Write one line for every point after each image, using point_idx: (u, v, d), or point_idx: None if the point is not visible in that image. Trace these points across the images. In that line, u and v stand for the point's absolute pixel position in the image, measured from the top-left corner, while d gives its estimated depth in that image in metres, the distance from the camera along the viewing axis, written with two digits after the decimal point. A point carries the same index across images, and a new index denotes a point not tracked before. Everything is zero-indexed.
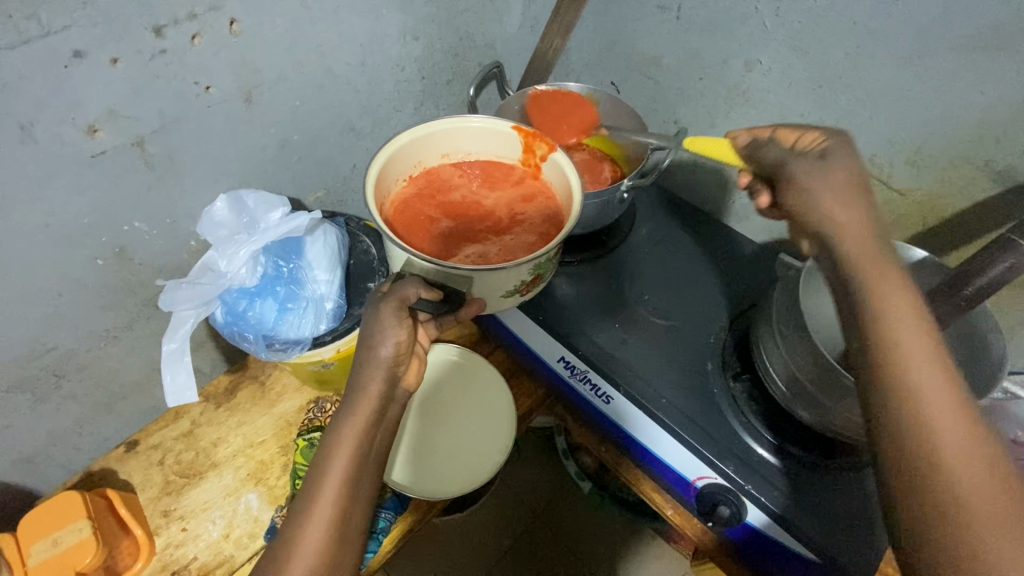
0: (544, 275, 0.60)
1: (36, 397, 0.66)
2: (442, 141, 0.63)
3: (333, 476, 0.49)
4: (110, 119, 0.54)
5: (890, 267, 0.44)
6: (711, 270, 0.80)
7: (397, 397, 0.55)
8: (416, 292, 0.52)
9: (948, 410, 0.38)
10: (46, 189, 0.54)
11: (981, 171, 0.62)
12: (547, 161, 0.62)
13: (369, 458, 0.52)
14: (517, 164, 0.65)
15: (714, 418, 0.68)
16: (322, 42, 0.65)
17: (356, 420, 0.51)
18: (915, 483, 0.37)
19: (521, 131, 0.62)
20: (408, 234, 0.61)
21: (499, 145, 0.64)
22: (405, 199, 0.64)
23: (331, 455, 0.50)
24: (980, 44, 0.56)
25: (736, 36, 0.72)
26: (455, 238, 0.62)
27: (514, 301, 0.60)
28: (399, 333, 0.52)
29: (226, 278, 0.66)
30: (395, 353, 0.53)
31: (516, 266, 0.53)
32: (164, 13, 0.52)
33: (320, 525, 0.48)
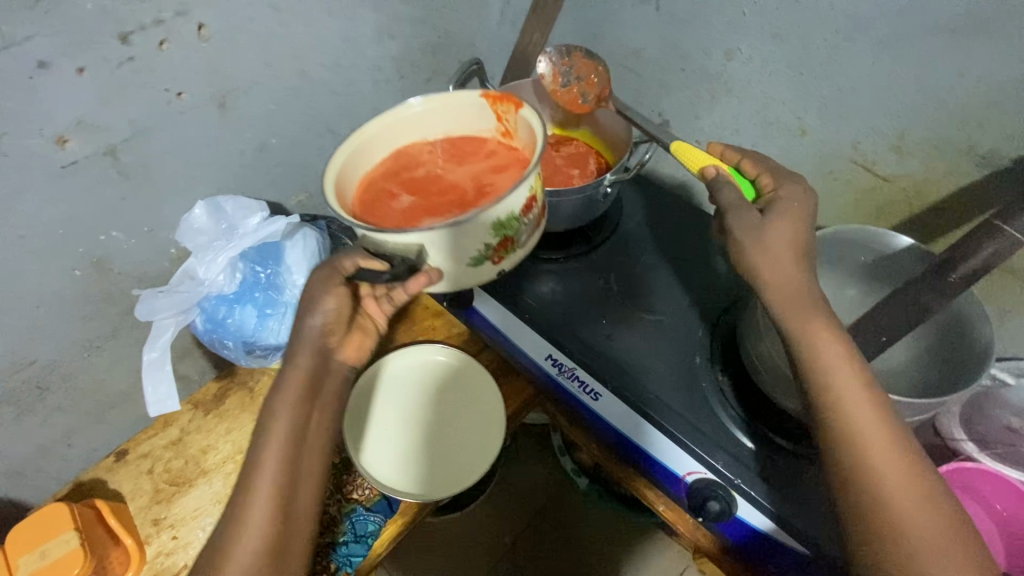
0: (517, 240, 0.52)
1: (20, 410, 0.66)
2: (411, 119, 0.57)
3: (268, 459, 0.51)
4: (79, 129, 0.53)
5: (815, 307, 0.47)
6: (696, 262, 0.80)
7: (333, 369, 0.57)
8: (354, 262, 0.54)
9: (876, 441, 0.43)
10: (18, 201, 0.53)
11: (965, 155, 0.61)
12: (518, 122, 0.55)
13: (306, 438, 0.53)
14: (492, 137, 0.58)
15: (702, 412, 0.67)
16: (295, 44, 0.65)
17: (284, 402, 0.53)
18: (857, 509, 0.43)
19: (488, 94, 0.56)
20: (366, 212, 0.53)
21: (472, 119, 0.58)
22: (367, 177, 0.56)
23: (264, 440, 0.52)
24: (959, 26, 0.55)
25: (715, 26, 0.71)
26: (416, 212, 0.53)
27: (486, 274, 0.53)
28: (328, 303, 0.55)
29: (203, 285, 0.68)
30: (325, 324, 0.56)
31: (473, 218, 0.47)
32: (129, 20, 0.52)
33: (261, 508, 0.49)
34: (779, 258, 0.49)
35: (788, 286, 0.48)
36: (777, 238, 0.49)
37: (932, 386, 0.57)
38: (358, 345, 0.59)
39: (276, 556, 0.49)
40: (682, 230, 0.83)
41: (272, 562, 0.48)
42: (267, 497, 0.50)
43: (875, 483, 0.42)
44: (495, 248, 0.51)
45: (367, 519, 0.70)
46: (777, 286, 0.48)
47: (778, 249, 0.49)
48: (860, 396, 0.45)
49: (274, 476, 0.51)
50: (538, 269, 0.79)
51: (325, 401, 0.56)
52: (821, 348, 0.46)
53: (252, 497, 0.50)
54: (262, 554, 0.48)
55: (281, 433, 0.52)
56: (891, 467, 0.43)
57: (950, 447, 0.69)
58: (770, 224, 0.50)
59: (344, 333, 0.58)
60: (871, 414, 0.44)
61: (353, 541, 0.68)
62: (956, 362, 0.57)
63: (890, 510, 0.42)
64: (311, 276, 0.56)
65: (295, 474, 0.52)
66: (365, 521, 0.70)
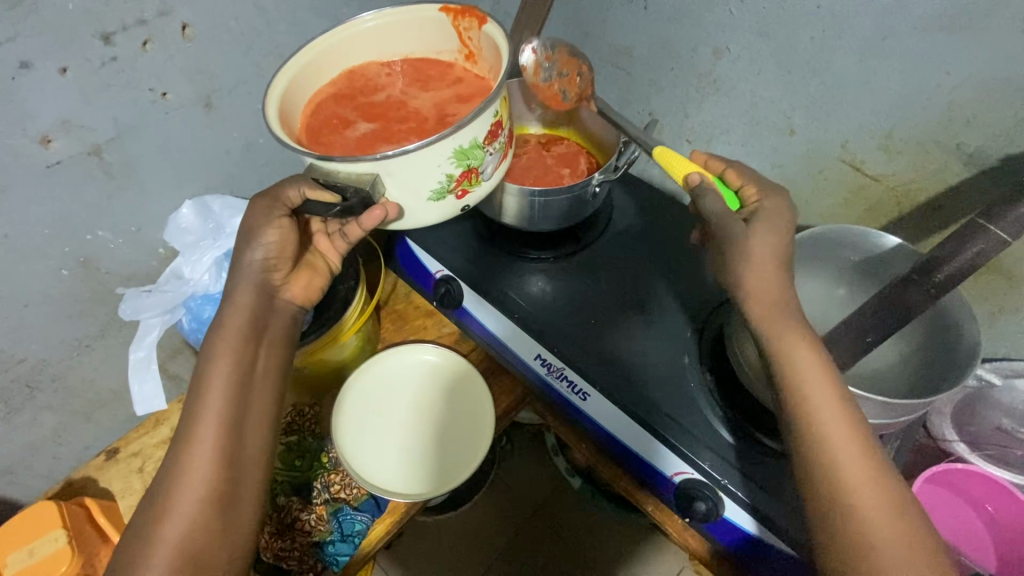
0: (481, 171, 0.50)
1: (9, 409, 0.66)
2: (370, 40, 0.56)
3: (211, 400, 0.49)
4: (63, 129, 0.54)
5: (792, 318, 0.47)
6: (685, 263, 0.79)
7: (280, 309, 0.56)
8: (299, 191, 0.51)
9: (846, 448, 0.43)
10: (3, 201, 0.53)
11: (953, 154, 0.60)
12: (483, 39, 0.53)
13: (253, 376, 0.52)
14: (456, 60, 0.57)
15: (690, 412, 0.67)
16: (281, 43, 0.65)
17: (226, 340, 0.51)
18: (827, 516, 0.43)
19: (450, 10, 0.54)
20: (315, 133, 0.51)
21: (436, 40, 0.57)
22: (323, 102, 0.54)
23: (207, 380, 0.50)
24: (944, 24, 0.55)
25: (702, 23, 0.71)
26: (376, 134, 0.51)
27: (449, 208, 0.51)
28: (270, 237, 0.53)
29: (189, 285, 0.67)
30: (268, 260, 0.54)
31: (432, 145, 0.45)
32: (111, 20, 0.52)
33: (204, 449, 0.48)
34: (758, 268, 0.47)
35: (765, 297, 0.47)
36: (759, 252, 0.48)
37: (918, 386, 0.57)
38: (307, 282, 0.58)
39: (223, 500, 0.47)
40: (674, 231, 0.83)
41: (216, 515, 0.46)
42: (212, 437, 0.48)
43: (844, 493, 0.42)
44: (458, 180, 0.49)
45: (354, 519, 0.69)
46: (757, 296, 0.47)
47: (758, 259, 0.48)
48: (833, 405, 0.44)
49: (218, 417, 0.49)
50: (528, 268, 0.79)
51: (273, 340, 0.55)
52: (794, 359, 0.45)
53: (194, 440, 0.48)
54: (207, 498, 0.47)
55: (224, 373, 0.50)
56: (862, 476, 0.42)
57: (941, 447, 0.69)
58: (756, 232, 0.49)
59: (291, 269, 0.57)
60: (842, 424, 0.44)
61: (340, 541, 0.68)
62: (943, 361, 0.56)
63: (858, 519, 0.42)
64: (251, 206, 0.53)
65: (241, 415, 0.50)
66: (352, 520, 0.69)
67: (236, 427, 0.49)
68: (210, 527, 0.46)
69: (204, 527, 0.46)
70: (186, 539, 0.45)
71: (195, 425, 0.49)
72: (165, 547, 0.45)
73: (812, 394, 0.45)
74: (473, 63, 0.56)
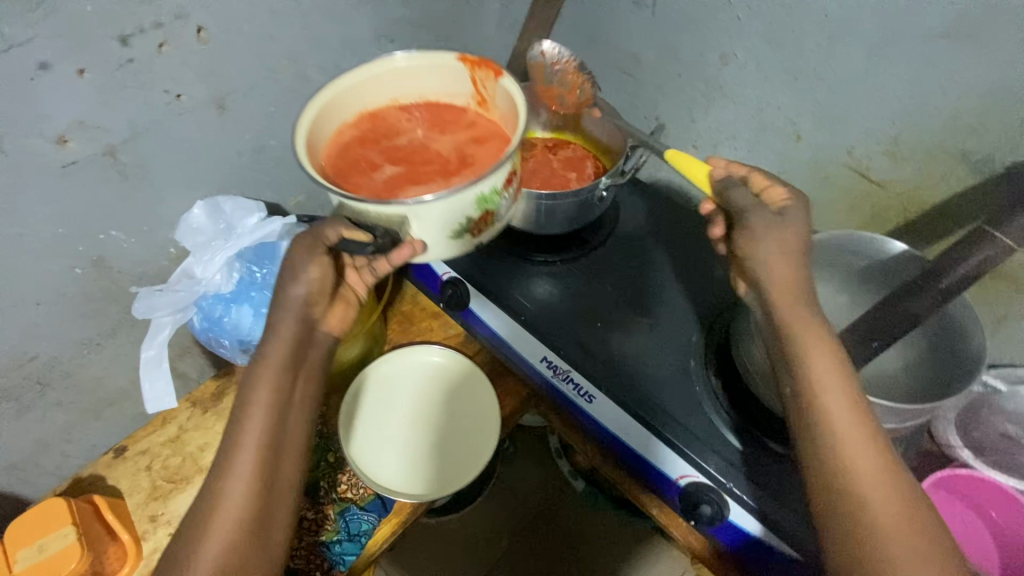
0: (498, 214, 0.52)
1: (20, 405, 0.67)
2: (387, 83, 0.57)
3: (249, 428, 0.49)
4: (79, 129, 0.54)
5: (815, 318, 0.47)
6: (694, 267, 0.80)
7: (317, 340, 0.56)
8: (335, 232, 0.53)
9: (852, 438, 0.44)
10: (19, 199, 0.54)
11: (959, 161, 0.61)
12: (497, 90, 0.55)
13: (291, 403, 0.52)
14: (471, 105, 0.59)
15: (694, 416, 0.68)
16: (293, 47, 0.65)
17: (267, 367, 0.51)
18: (829, 503, 0.43)
19: (467, 60, 0.56)
20: (341, 175, 0.52)
21: (452, 85, 0.58)
22: (344, 143, 0.56)
23: (247, 407, 0.50)
24: (951, 31, 0.56)
25: (710, 30, 0.72)
26: (399, 181, 0.53)
27: (467, 247, 0.53)
28: (312, 271, 0.54)
29: (201, 285, 0.68)
30: (309, 293, 0.55)
31: (458, 193, 0.46)
32: (129, 23, 0.52)
33: (241, 476, 0.48)
34: (780, 253, 0.49)
35: (786, 281, 0.49)
36: (783, 238, 0.50)
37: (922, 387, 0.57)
38: (342, 315, 0.58)
39: (257, 529, 0.47)
40: (679, 233, 0.84)
41: (253, 527, 0.47)
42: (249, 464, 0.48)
43: (848, 480, 0.43)
44: (476, 223, 0.51)
45: (360, 518, 0.70)
46: (778, 279, 0.49)
47: (783, 244, 0.50)
48: (843, 395, 0.45)
49: (255, 444, 0.49)
50: (534, 272, 0.80)
51: (310, 367, 0.55)
52: (808, 345, 0.46)
53: (230, 466, 0.48)
54: (241, 525, 0.46)
55: (263, 402, 0.50)
56: (867, 465, 0.43)
57: (945, 452, 0.68)
58: (785, 220, 0.51)
59: (327, 304, 0.57)
60: (851, 412, 0.44)
61: (347, 540, 0.69)
62: (948, 365, 0.57)
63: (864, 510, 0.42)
64: (295, 243, 0.55)
65: (278, 444, 0.50)
66: (359, 520, 0.70)
67: (273, 455, 0.49)
68: (242, 555, 0.46)
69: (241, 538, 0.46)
70: (217, 565, 0.45)
71: (233, 452, 0.48)
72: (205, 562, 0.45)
73: (821, 380, 0.45)
74: (487, 109, 0.58)
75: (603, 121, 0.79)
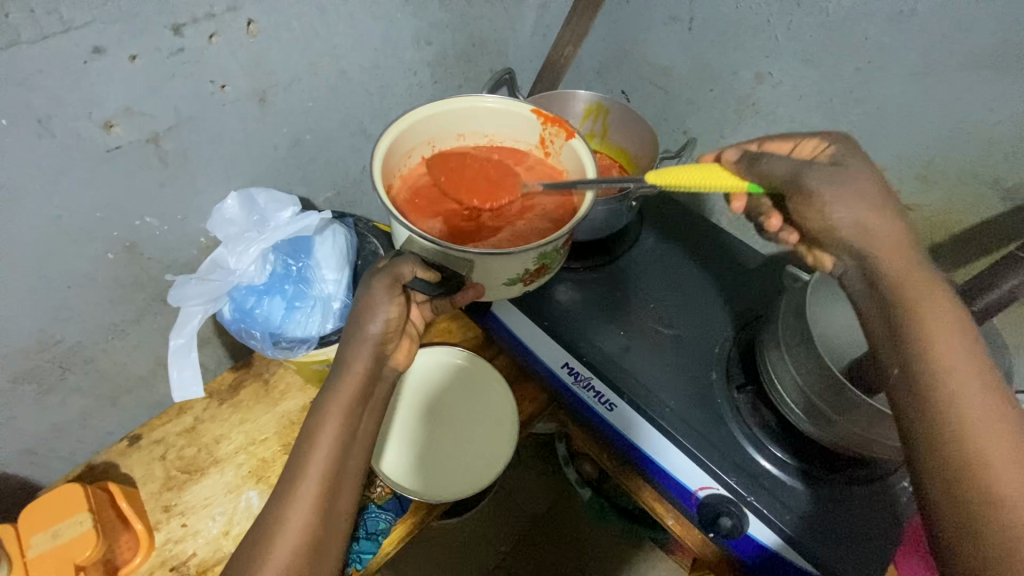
0: (550, 267, 0.63)
1: (41, 389, 0.66)
2: (458, 124, 0.67)
3: (314, 462, 0.51)
4: (126, 115, 0.54)
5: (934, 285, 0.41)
6: (717, 280, 0.81)
7: (380, 383, 0.57)
8: (411, 271, 0.56)
9: (983, 410, 0.36)
10: (59, 183, 0.54)
11: (990, 188, 0.62)
12: (565, 148, 0.66)
13: (356, 435, 0.54)
14: (533, 149, 0.69)
15: (716, 428, 0.68)
16: (336, 43, 0.66)
17: (338, 402, 0.53)
18: (953, 497, 0.34)
19: (541, 114, 0.65)
20: (417, 215, 0.65)
21: (517, 131, 0.68)
22: (416, 180, 0.67)
23: (315, 430, 0.52)
24: (992, 62, 0.57)
25: (747, 48, 0.73)
26: (468, 223, 0.65)
27: (515, 290, 0.63)
28: (390, 311, 0.56)
29: (234, 275, 0.66)
30: (384, 330, 0.56)
31: (524, 252, 0.56)
32: (183, 12, 0.53)
33: (304, 507, 0.50)
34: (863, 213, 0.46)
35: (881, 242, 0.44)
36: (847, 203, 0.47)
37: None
38: (408, 349, 0.60)
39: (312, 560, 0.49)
40: (700, 246, 0.84)
41: (317, 536, 0.49)
42: (313, 489, 0.50)
43: (980, 467, 0.34)
44: (530, 273, 0.61)
45: (378, 517, 0.70)
46: (869, 238, 0.45)
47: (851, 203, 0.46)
48: (962, 359, 0.37)
49: (319, 477, 0.51)
50: (557, 276, 0.80)
51: (374, 405, 0.57)
52: (919, 305, 0.40)
53: (295, 495, 0.50)
54: (301, 552, 0.48)
55: (330, 432, 0.52)
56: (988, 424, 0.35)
57: None
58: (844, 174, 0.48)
59: (396, 340, 0.59)
60: (972, 379, 0.37)
61: (364, 538, 0.68)
62: None
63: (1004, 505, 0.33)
64: (372, 284, 0.56)
65: (340, 476, 0.52)
66: (376, 518, 0.70)
67: (334, 488, 0.51)
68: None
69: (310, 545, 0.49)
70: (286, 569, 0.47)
71: (297, 480, 0.50)
72: (275, 565, 0.47)
73: (934, 340, 0.38)
74: (549, 157, 0.69)
75: (626, 113, 0.81)
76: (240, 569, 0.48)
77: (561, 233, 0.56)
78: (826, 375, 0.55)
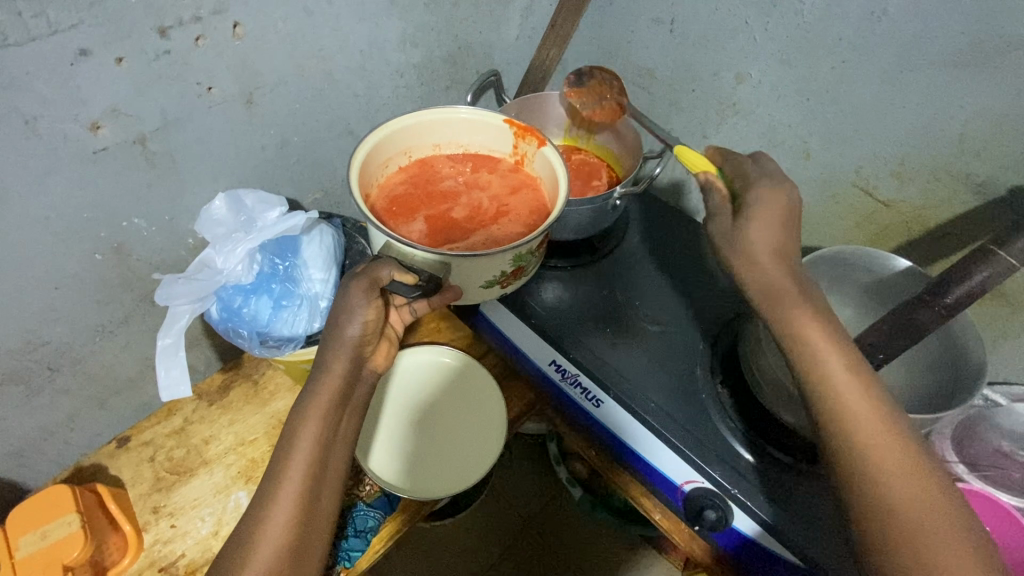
0: (526, 268, 0.64)
1: (29, 390, 0.66)
2: (433, 135, 0.68)
3: (297, 457, 0.52)
4: (113, 117, 0.55)
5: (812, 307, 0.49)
6: (699, 279, 0.82)
7: (361, 383, 0.58)
8: (390, 274, 0.57)
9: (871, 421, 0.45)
10: (47, 183, 0.54)
11: (962, 184, 0.64)
12: (537, 155, 0.67)
13: (338, 434, 0.55)
14: (507, 157, 0.71)
15: (700, 421, 0.69)
16: (323, 46, 0.67)
17: (321, 402, 0.54)
18: (858, 502, 0.44)
19: (513, 124, 0.67)
20: (394, 220, 0.66)
21: (492, 140, 0.70)
22: (392, 187, 0.68)
23: (299, 429, 0.53)
24: (961, 60, 0.59)
25: (726, 49, 0.75)
26: (445, 228, 0.66)
27: (493, 293, 0.65)
28: (368, 314, 0.57)
29: (221, 275, 0.67)
30: (363, 333, 0.57)
31: (500, 253, 0.57)
32: (169, 15, 0.53)
33: (286, 507, 0.50)
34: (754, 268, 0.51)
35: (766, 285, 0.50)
36: (756, 238, 0.52)
37: (919, 398, 0.58)
38: (387, 352, 0.62)
39: (295, 557, 0.49)
40: (681, 248, 0.86)
41: (299, 534, 0.50)
42: (295, 488, 0.51)
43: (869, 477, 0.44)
44: (507, 275, 0.63)
45: (366, 514, 0.71)
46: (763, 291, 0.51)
47: (772, 232, 0.52)
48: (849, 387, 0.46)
49: (302, 474, 0.52)
50: (542, 274, 0.81)
51: (354, 404, 0.58)
52: (796, 324, 0.49)
53: (277, 494, 0.51)
54: (284, 550, 0.49)
55: (313, 434, 0.53)
56: (873, 435, 0.44)
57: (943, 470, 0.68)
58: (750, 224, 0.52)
59: (375, 343, 0.60)
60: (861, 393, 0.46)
61: (353, 536, 0.70)
62: (949, 380, 0.58)
63: (901, 507, 0.42)
64: (349, 285, 0.56)
65: (322, 473, 0.53)
66: (365, 516, 0.71)
67: (316, 487, 0.52)
68: None
69: (292, 543, 0.49)
70: (269, 567, 0.48)
71: (280, 480, 0.51)
72: (259, 563, 0.48)
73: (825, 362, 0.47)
74: (523, 164, 0.70)
75: (626, 125, 0.82)
76: (226, 568, 0.48)
77: (534, 234, 0.57)
78: None
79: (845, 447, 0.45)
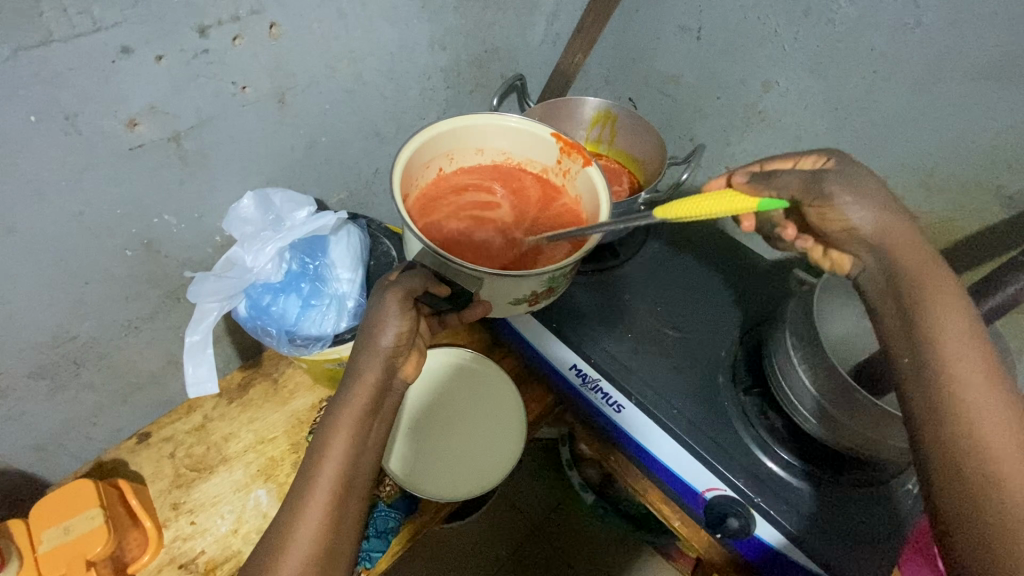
0: (556, 289, 0.64)
1: (54, 384, 0.66)
2: (476, 139, 0.67)
3: (327, 463, 0.52)
4: (150, 113, 0.55)
5: (946, 284, 0.45)
6: (723, 287, 0.82)
7: (392, 387, 0.58)
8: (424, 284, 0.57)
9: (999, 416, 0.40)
10: (84, 178, 0.54)
11: (993, 196, 0.64)
12: (581, 174, 0.66)
13: (368, 438, 0.55)
14: (549, 168, 0.69)
15: (725, 430, 0.68)
16: (355, 48, 0.67)
17: (352, 407, 0.54)
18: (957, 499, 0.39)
19: (560, 139, 0.65)
20: (432, 229, 0.67)
21: (537, 151, 0.68)
22: (433, 193, 0.69)
23: (329, 434, 0.53)
24: (996, 73, 0.59)
25: (755, 57, 0.75)
26: (484, 240, 0.67)
27: (519, 310, 0.65)
28: (401, 323, 0.56)
29: (251, 273, 0.68)
30: (395, 345, 0.56)
31: (534, 276, 0.57)
32: (209, 15, 0.54)
33: (315, 514, 0.50)
34: (880, 208, 0.48)
35: (898, 237, 0.48)
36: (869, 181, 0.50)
37: None
38: (416, 363, 0.61)
39: (324, 563, 0.49)
40: (708, 258, 0.85)
41: (328, 540, 0.50)
42: (325, 495, 0.50)
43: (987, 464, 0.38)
44: (536, 294, 0.63)
45: (387, 515, 0.71)
46: (890, 236, 0.48)
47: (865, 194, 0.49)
48: (979, 377, 0.41)
49: (332, 481, 0.51)
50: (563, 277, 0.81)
51: (384, 411, 0.57)
52: (934, 299, 0.45)
53: (307, 500, 0.50)
54: (313, 556, 0.49)
55: (343, 440, 0.52)
56: (996, 423, 0.39)
57: None
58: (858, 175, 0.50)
59: (405, 355, 0.59)
60: (991, 392, 0.41)
61: (374, 536, 0.69)
62: None
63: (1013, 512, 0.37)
64: (382, 291, 0.56)
65: (352, 477, 0.53)
66: (386, 517, 0.71)
67: (346, 494, 0.52)
68: None
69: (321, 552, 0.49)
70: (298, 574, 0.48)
71: (310, 485, 0.51)
72: (289, 568, 0.48)
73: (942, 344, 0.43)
74: (565, 177, 0.69)
75: (634, 121, 0.83)
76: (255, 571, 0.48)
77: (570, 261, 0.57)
78: (835, 378, 0.56)
79: (952, 433, 0.40)
